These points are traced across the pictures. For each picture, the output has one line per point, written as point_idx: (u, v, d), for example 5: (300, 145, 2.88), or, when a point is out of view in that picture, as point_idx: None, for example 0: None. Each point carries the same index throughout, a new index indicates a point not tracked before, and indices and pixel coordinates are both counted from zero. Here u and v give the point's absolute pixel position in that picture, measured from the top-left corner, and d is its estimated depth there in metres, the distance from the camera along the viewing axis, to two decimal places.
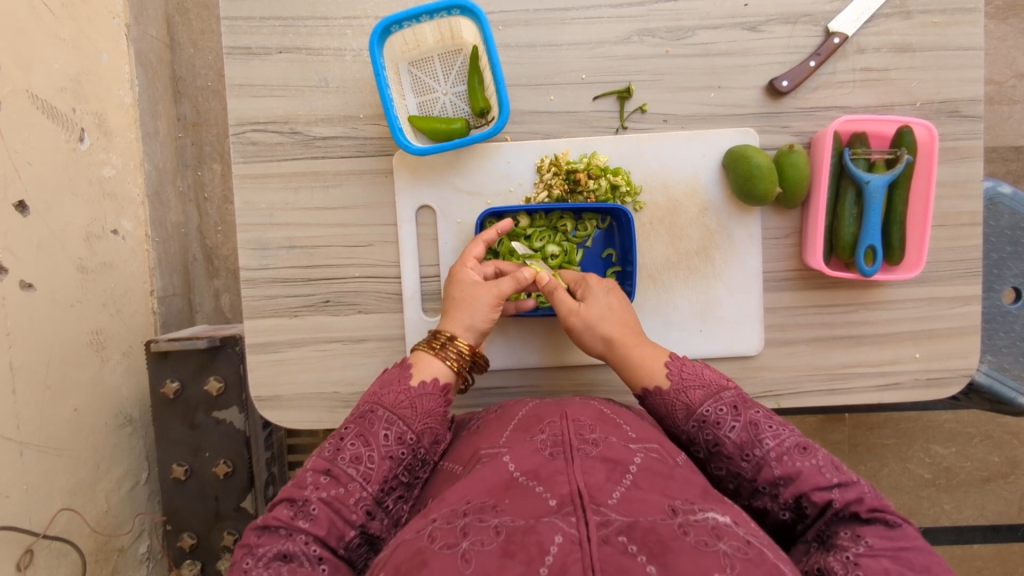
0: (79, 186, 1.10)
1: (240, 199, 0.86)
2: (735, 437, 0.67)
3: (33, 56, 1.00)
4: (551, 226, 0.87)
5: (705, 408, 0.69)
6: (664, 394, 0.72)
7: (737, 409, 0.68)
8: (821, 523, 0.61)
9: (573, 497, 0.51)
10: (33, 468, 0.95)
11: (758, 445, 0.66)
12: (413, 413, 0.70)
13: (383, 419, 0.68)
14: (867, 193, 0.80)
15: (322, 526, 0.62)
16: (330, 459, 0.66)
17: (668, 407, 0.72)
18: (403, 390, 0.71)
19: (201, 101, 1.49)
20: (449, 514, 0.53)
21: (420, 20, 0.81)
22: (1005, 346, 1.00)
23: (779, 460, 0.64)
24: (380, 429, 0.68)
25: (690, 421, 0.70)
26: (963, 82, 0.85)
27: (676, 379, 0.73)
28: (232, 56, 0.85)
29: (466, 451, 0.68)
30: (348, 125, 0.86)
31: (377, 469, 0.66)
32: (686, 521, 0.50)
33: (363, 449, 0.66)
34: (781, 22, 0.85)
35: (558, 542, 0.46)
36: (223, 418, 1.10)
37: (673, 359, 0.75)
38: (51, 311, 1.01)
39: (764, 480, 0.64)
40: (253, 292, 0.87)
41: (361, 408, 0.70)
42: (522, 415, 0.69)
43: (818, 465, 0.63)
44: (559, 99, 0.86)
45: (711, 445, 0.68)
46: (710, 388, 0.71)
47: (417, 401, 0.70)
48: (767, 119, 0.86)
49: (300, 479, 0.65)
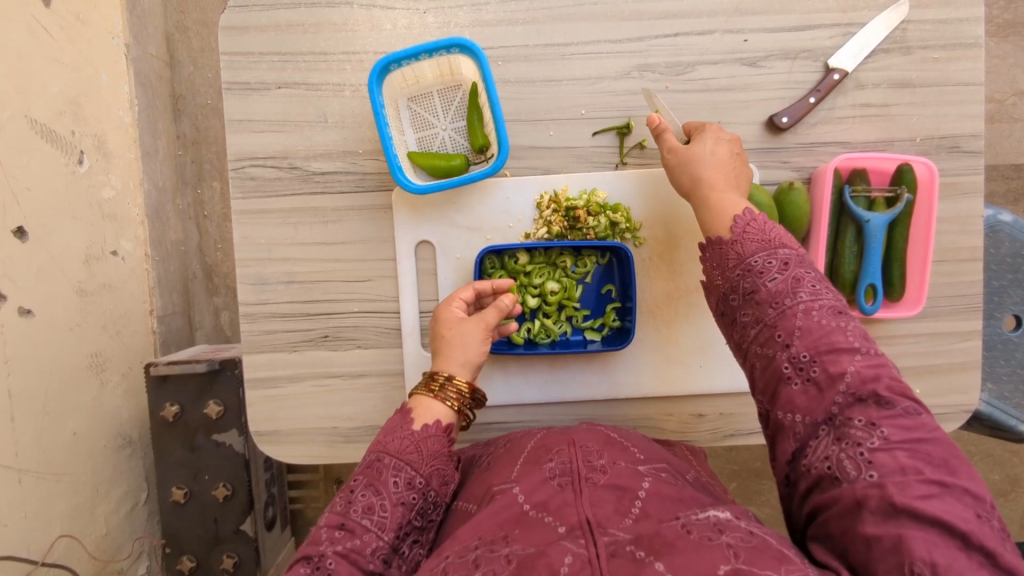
0: (78, 208, 1.10)
1: (239, 234, 0.86)
2: (773, 287, 0.61)
3: (33, 81, 1.00)
4: (551, 262, 0.87)
5: (754, 257, 0.64)
6: (722, 243, 0.67)
7: (788, 263, 0.62)
8: (823, 392, 0.55)
9: (581, 523, 0.52)
10: (32, 495, 0.95)
11: (792, 297, 0.60)
12: (419, 456, 0.69)
13: (391, 465, 0.68)
14: (867, 231, 0.81)
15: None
16: (341, 513, 0.64)
17: (721, 257, 0.67)
18: (406, 435, 0.70)
19: (201, 118, 1.49)
20: (462, 549, 0.53)
21: (420, 58, 0.81)
22: (1005, 374, 1.02)
23: (806, 313, 0.59)
24: (389, 476, 0.67)
25: (736, 269, 0.65)
26: (963, 117, 0.85)
27: (738, 230, 0.67)
28: (231, 90, 0.85)
29: (479, 488, 0.68)
30: (347, 159, 0.86)
31: (391, 518, 0.65)
32: (689, 521, 0.51)
33: (374, 498, 0.65)
34: (781, 57, 0.85)
35: (569, 562, 0.47)
36: (222, 441, 1.11)
37: (743, 214, 0.68)
38: (49, 337, 1.01)
39: (781, 328, 0.59)
40: (252, 326, 0.87)
41: (368, 457, 0.69)
42: (532, 448, 0.70)
43: (851, 335, 0.57)
44: (558, 134, 0.86)
45: (745, 292, 0.63)
46: (769, 241, 0.65)
47: (421, 444, 0.70)
48: (767, 154, 0.86)
49: (313, 535, 0.64)
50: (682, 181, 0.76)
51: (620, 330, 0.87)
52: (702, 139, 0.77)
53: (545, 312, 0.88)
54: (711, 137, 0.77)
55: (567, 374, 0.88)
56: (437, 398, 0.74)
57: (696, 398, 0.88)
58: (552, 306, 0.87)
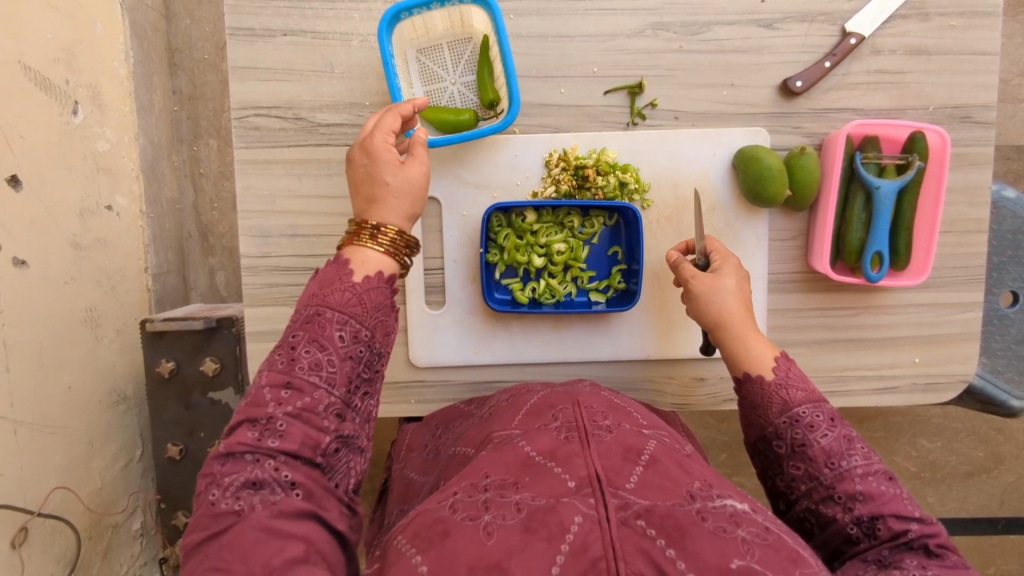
0: (73, 159, 1.07)
1: (241, 185, 0.85)
2: (825, 444, 0.61)
3: (26, 26, 0.97)
4: (558, 222, 0.85)
5: (801, 409, 0.64)
6: (765, 385, 0.67)
7: (834, 419, 0.62)
8: (884, 549, 0.55)
9: (591, 479, 0.52)
10: (26, 446, 0.95)
11: (846, 457, 0.60)
12: (364, 309, 0.61)
13: (334, 320, 0.59)
14: (877, 198, 0.80)
15: (296, 441, 0.54)
16: (284, 370, 0.57)
17: (764, 398, 0.67)
18: (348, 287, 0.61)
19: (198, 74, 1.46)
20: (470, 488, 0.54)
21: (431, 7, 0.80)
22: (999, 349, 1.03)
23: (863, 477, 0.59)
24: (333, 331, 0.59)
25: (782, 416, 0.64)
26: (977, 88, 0.84)
27: (781, 375, 0.68)
28: (235, 36, 0.82)
29: (479, 434, 0.69)
30: (353, 112, 0.84)
31: (340, 372, 0.58)
32: (704, 507, 0.50)
33: (321, 354, 0.58)
34: (797, 20, 0.83)
35: (578, 522, 0.47)
36: (218, 399, 1.10)
37: (783, 359, 0.69)
38: (43, 287, 0.99)
39: (839, 490, 0.59)
40: (254, 279, 0.86)
41: (306, 312, 0.60)
42: (535, 402, 0.70)
43: (902, 495, 0.58)
44: (569, 92, 0.85)
45: (794, 445, 0.62)
46: (812, 393, 0.65)
47: (365, 296, 0.61)
48: (779, 119, 0.85)
49: (256, 395, 0.56)
50: (708, 313, 0.75)
51: (625, 293, 0.87)
52: (726, 270, 0.76)
53: (551, 272, 0.86)
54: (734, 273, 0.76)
55: (570, 337, 0.88)
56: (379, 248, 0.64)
57: (698, 363, 0.89)
58: (557, 266, 0.86)
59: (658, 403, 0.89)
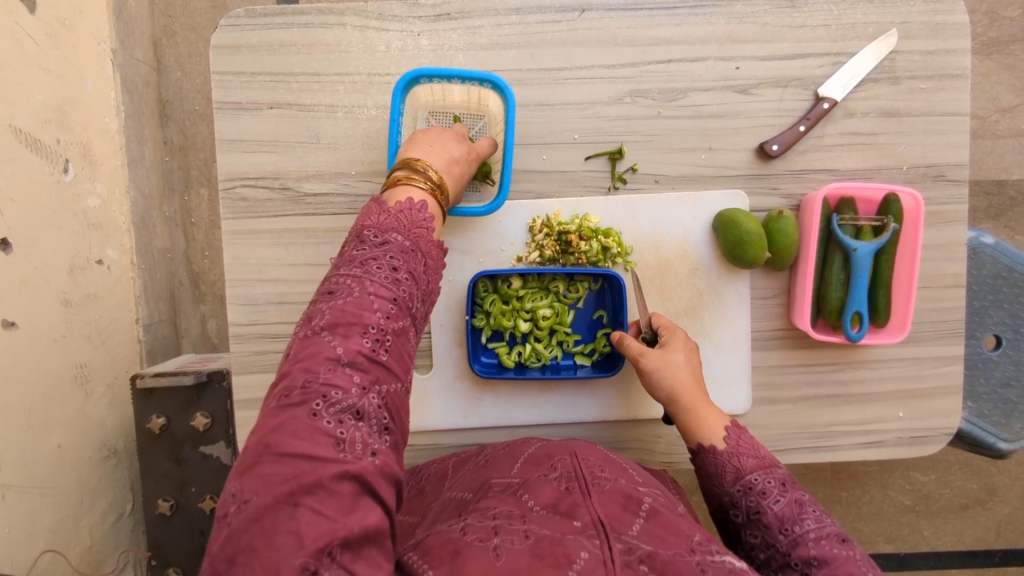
0: (63, 218, 1.08)
1: (229, 254, 0.86)
2: (778, 509, 0.64)
3: (17, 90, 0.98)
4: (544, 287, 0.87)
5: (753, 476, 0.67)
6: (718, 454, 0.71)
7: (785, 485, 0.65)
8: None
9: (596, 524, 0.54)
10: (15, 510, 0.94)
11: (799, 522, 0.63)
12: (438, 262, 0.64)
13: (422, 259, 0.61)
14: (854, 259, 0.82)
15: (396, 359, 0.55)
16: (389, 288, 0.57)
17: (718, 467, 0.70)
18: (429, 235, 0.64)
19: (189, 125, 1.48)
20: (479, 516, 0.55)
21: (452, 81, 0.81)
22: (985, 393, 1.03)
23: (817, 542, 0.61)
24: (421, 270, 0.61)
25: (736, 485, 0.68)
26: (948, 147, 0.87)
27: (732, 443, 0.71)
28: (222, 110, 0.84)
29: (476, 480, 0.69)
30: (339, 181, 0.86)
31: (421, 311, 0.60)
32: (705, 559, 0.51)
33: (414, 287, 0.59)
34: (772, 85, 0.86)
35: (585, 556, 0.49)
36: (211, 453, 1.10)
37: (733, 428, 0.73)
38: (33, 348, 0.99)
39: (796, 557, 0.61)
40: (243, 346, 0.86)
41: (400, 240, 0.61)
42: (533, 451, 0.72)
43: (857, 557, 0.59)
44: (551, 158, 0.87)
45: (750, 512, 0.66)
46: (763, 460, 0.69)
47: (436, 250, 0.64)
48: (757, 180, 0.87)
49: (362, 302, 0.55)
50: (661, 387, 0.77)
51: (610, 356, 0.88)
52: (674, 347, 0.79)
53: (536, 336, 0.87)
54: (681, 349, 0.79)
55: (557, 397, 0.88)
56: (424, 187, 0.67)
57: None
58: (543, 330, 0.87)
59: (647, 460, 0.90)
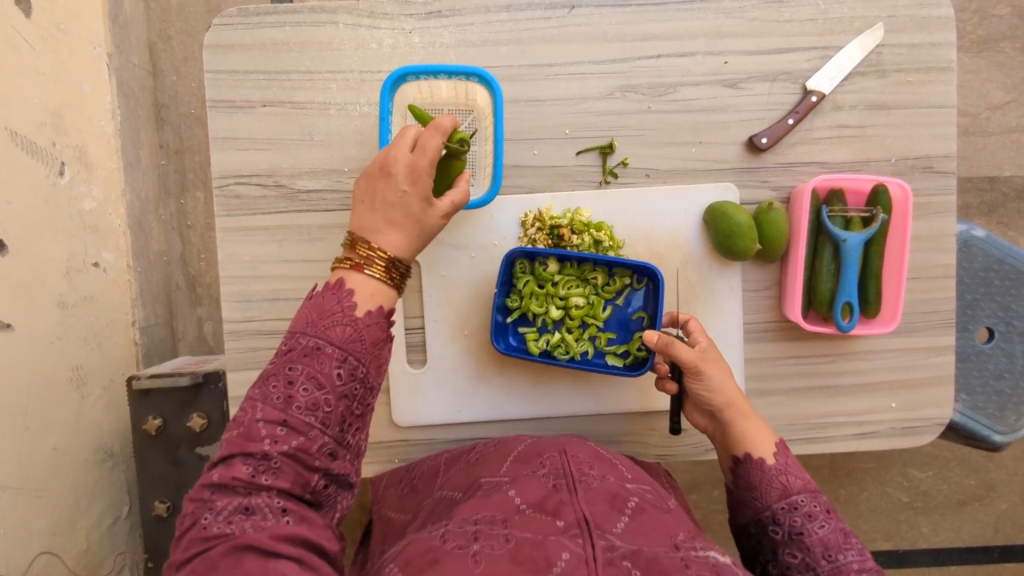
0: (59, 220, 1.09)
1: (223, 252, 0.86)
2: (823, 534, 0.66)
3: (13, 93, 0.99)
4: (582, 277, 0.86)
5: (801, 497, 0.69)
6: (766, 469, 0.73)
7: (829, 511, 0.67)
8: None
9: (579, 522, 0.53)
10: (10, 511, 0.94)
11: (843, 551, 0.64)
12: (365, 348, 0.60)
13: (334, 355, 0.59)
14: (844, 250, 0.82)
15: (286, 478, 0.55)
16: (282, 408, 0.56)
17: (764, 481, 0.72)
18: (347, 322, 0.60)
19: (185, 128, 1.48)
20: (462, 521, 0.56)
21: (438, 77, 0.82)
22: (979, 386, 1.03)
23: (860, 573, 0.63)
24: (330, 368, 0.58)
25: (781, 501, 0.69)
26: (936, 139, 0.87)
27: (782, 463, 0.73)
28: (215, 109, 0.85)
29: (466, 479, 0.70)
30: (333, 178, 0.86)
31: (332, 416, 0.58)
32: (688, 555, 0.51)
33: (318, 393, 0.57)
34: (760, 79, 0.87)
35: (566, 558, 0.48)
36: (206, 454, 1.10)
37: (781, 449, 0.75)
38: (29, 350, 1.00)
39: None
40: (237, 343, 0.87)
41: (305, 342, 0.59)
42: (523, 448, 0.72)
43: None
44: (542, 153, 0.87)
45: (793, 532, 0.67)
46: (809, 484, 0.71)
47: (363, 331, 0.61)
48: (747, 173, 0.88)
49: (251, 431, 0.56)
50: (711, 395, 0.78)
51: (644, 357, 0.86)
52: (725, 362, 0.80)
53: (567, 326, 0.87)
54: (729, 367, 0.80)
55: (551, 391, 0.89)
56: (370, 274, 0.63)
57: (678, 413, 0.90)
58: (575, 321, 0.87)
59: (641, 454, 0.90)
